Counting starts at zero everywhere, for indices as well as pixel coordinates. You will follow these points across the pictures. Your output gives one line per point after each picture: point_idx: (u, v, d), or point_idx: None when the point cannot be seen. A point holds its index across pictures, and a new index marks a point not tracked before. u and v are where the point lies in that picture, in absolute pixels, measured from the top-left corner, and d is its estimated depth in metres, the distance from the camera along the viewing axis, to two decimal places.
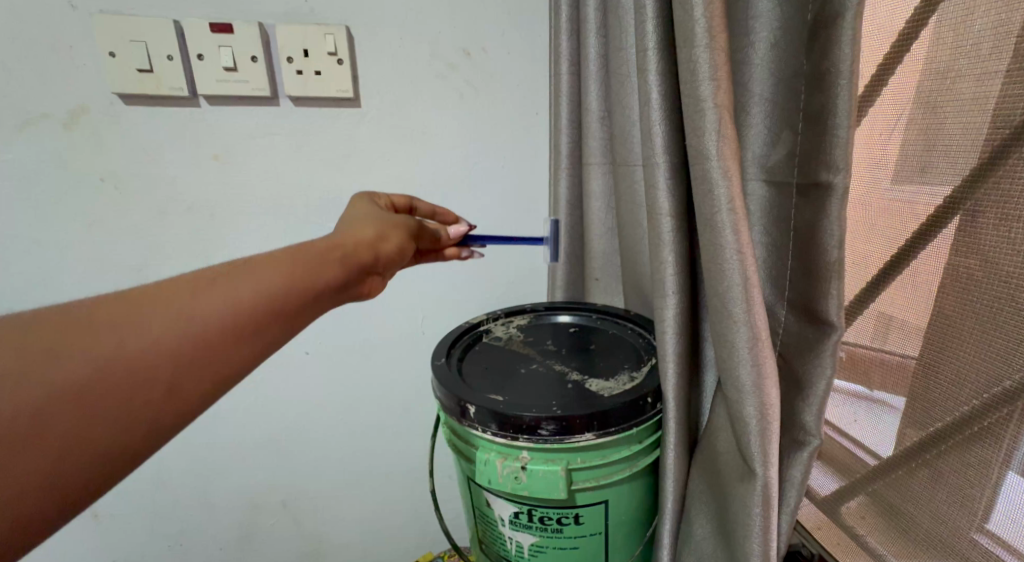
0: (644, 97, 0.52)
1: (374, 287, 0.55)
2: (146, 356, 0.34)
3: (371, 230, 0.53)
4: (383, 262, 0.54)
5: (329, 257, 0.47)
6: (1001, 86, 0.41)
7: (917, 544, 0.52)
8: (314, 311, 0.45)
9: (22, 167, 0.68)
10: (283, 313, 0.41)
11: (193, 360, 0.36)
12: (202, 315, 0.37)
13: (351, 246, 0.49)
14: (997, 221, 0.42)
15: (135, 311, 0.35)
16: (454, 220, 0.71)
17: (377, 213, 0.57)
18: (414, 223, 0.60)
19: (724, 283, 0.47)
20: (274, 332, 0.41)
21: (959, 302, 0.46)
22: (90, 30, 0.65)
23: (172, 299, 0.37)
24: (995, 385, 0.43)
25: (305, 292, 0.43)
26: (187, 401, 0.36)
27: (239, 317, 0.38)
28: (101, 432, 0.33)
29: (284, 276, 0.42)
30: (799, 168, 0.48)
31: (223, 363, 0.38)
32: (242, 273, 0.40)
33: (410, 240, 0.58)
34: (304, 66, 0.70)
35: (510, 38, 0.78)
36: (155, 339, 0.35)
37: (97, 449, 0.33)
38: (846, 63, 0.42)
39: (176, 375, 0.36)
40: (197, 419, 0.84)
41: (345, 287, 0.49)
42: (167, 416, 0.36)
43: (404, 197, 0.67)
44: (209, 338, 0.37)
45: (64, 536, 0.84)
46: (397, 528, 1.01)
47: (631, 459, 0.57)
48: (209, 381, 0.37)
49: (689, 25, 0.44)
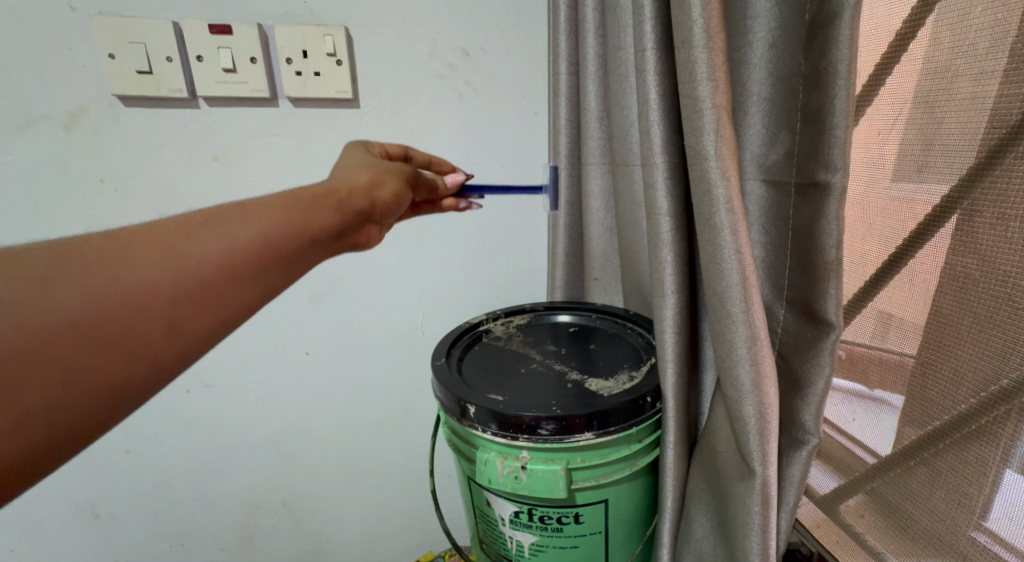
0: (643, 97, 0.52)
1: (372, 237, 0.52)
2: (141, 295, 0.34)
3: (364, 177, 0.51)
4: (381, 209, 0.52)
5: (328, 202, 0.45)
6: (999, 86, 0.41)
7: (915, 542, 0.52)
8: (317, 257, 0.44)
9: (22, 168, 0.68)
10: (283, 257, 0.40)
11: (190, 300, 0.35)
12: (199, 254, 0.36)
13: (348, 192, 0.48)
14: (994, 221, 0.42)
15: (127, 248, 0.34)
16: (451, 170, 0.70)
17: (371, 160, 0.56)
18: (409, 170, 0.58)
19: (723, 283, 0.48)
20: (273, 276, 0.39)
21: (957, 301, 0.46)
22: (89, 32, 0.65)
23: (165, 237, 0.36)
24: (992, 384, 0.44)
25: (307, 236, 0.41)
26: (187, 342, 0.36)
27: (236, 258, 0.37)
28: (101, 368, 0.33)
29: (283, 218, 0.40)
30: (797, 167, 0.48)
31: (223, 303, 0.37)
32: (239, 212, 0.39)
33: (405, 186, 0.56)
34: (304, 67, 0.71)
35: (509, 38, 0.78)
36: (149, 275, 0.34)
37: (99, 384, 0.33)
38: (844, 63, 0.42)
39: (174, 315, 0.35)
40: (197, 419, 0.84)
41: (344, 235, 0.47)
42: (168, 356, 0.35)
43: (398, 146, 0.66)
44: (206, 278, 0.36)
45: (65, 536, 0.85)
46: (397, 528, 1.02)
47: (631, 459, 0.57)
48: (208, 322, 0.36)
49: (687, 25, 0.44)
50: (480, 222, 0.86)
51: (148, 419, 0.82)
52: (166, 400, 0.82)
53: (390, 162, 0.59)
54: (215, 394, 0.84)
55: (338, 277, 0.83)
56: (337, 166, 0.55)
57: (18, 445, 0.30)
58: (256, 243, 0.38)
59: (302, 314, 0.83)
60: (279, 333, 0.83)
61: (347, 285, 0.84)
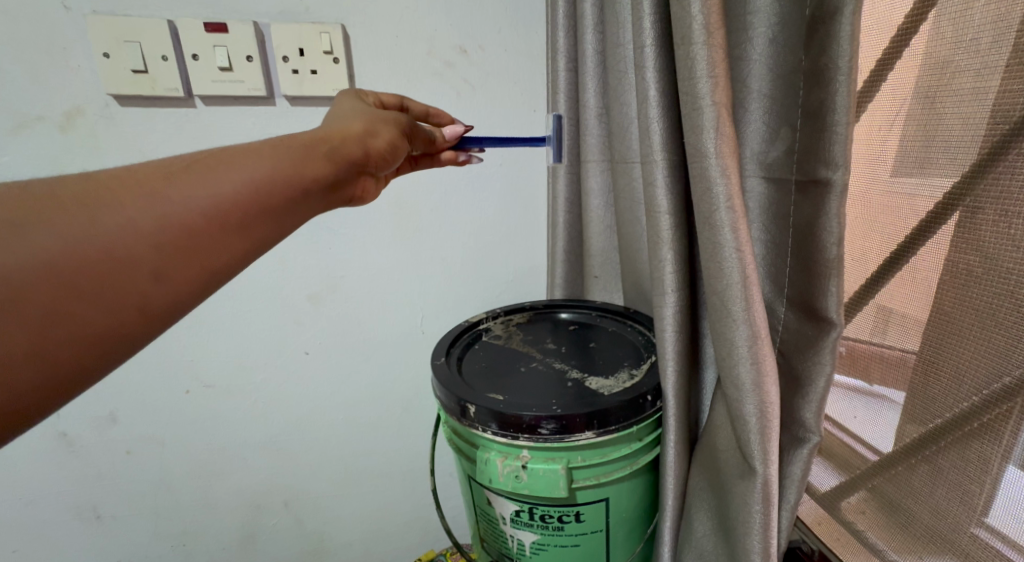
0: (642, 94, 0.51)
1: (367, 190, 0.54)
2: (126, 241, 0.34)
3: (358, 124, 0.51)
4: (375, 160, 0.52)
5: (318, 151, 0.45)
6: (1002, 81, 0.41)
7: (916, 539, 0.52)
8: (309, 208, 0.44)
9: (18, 168, 0.68)
10: (270, 206, 0.40)
11: (176, 249, 0.36)
12: (184, 201, 0.36)
13: (337, 140, 0.48)
14: (996, 217, 0.42)
15: (109, 193, 0.34)
16: (450, 122, 0.70)
17: (366, 108, 0.55)
18: (406, 120, 0.58)
19: (723, 281, 0.47)
20: (260, 227, 0.40)
21: (959, 299, 0.46)
22: (84, 31, 0.65)
23: (148, 184, 0.36)
24: (995, 381, 0.43)
25: (299, 187, 0.42)
26: (177, 290, 0.36)
27: (224, 207, 0.37)
28: (88, 313, 0.33)
29: (272, 167, 0.40)
30: (797, 164, 0.48)
31: (210, 254, 0.37)
32: (224, 159, 0.39)
33: (402, 137, 0.56)
34: (300, 66, 0.70)
35: (507, 35, 0.78)
36: (132, 221, 0.34)
37: (87, 329, 0.33)
38: (845, 58, 0.41)
39: (161, 262, 0.35)
40: (196, 420, 0.84)
41: (337, 184, 0.47)
42: (158, 304, 0.36)
43: (394, 97, 0.65)
44: (193, 226, 0.36)
45: (66, 537, 0.85)
46: (398, 527, 1.02)
47: (631, 458, 0.57)
48: (196, 271, 0.37)
49: (687, 21, 0.44)
50: (479, 220, 0.86)
51: (147, 420, 0.81)
52: (166, 401, 0.81)
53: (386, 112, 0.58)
54: (214, 394, 0.83)
55: (337, 275, 0.83)
56: (329, 114, 0.54)
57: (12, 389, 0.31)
58: (242, 191, 0.38)
59: (301, 313, 0.83)
60: (278, 332, 0.83)
61: (346, 284, 0.83)
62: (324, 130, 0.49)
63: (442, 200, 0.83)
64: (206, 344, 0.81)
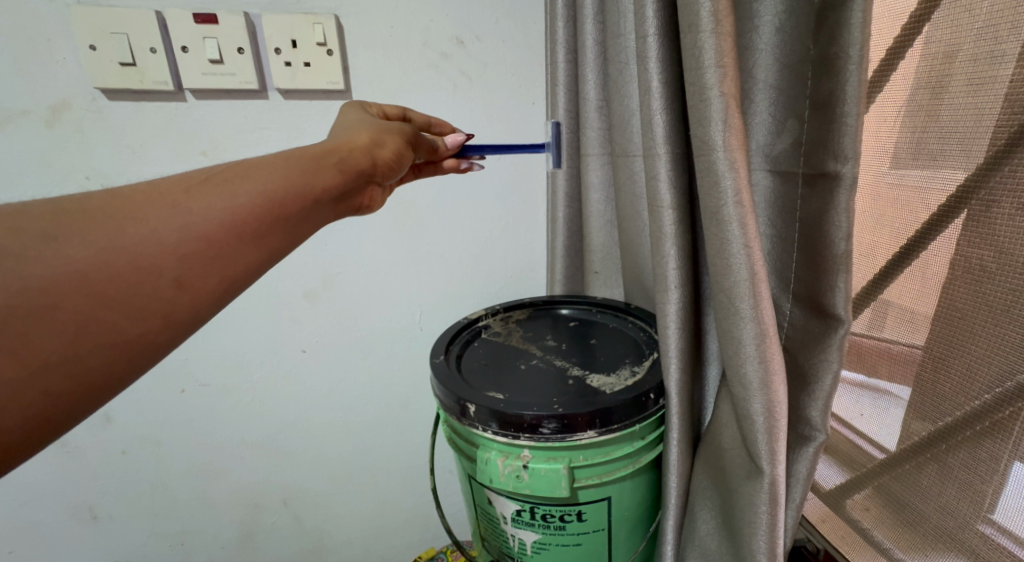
0: (644, 86, 0.50)
1: (374, 198, 0.53)
2: (148, 252, 0.33)
3: (364, 135, 0.50)
4: (382, 170, 0.51)
5: (328, 161, 0.44)
6: (1013, 71, 0.39)
7: (921, 536, 0.51)
8: (319, 218, 0.43)
9: (3, 164, 0.66)
10: (284, 217, 0.39)
11: (196, 257, 0.35)
12: (203, 211, 0.35)
13: (346, 150, 0.47)
14: (1011, 212, 0.41)
15: (129, 205, 0.34)
16: (452, 130, 0.68)
17: (369, 118, 0.54)
18: (409, 129, 0.56)
19: (730, 278, 0.46)
20: (277, 236, 0.39)
21: (971, 296, 0.44)
22: (69, 23, 0.63)
23: (165, 195, 0.35)
24: (1006, 380, 0.42)
25: (309, 197, 0.41)
26: (197, 300, 0.35)
27: (241, 217, 0.37)
28: (111, 321, 0.32)
29: (283, 177, 0.40)
30: (805, 157, 0.47)
31: (231, 263, 0.36)
32: (240, 171, 0.38)
33: (407, 146, 0.55)
34: (293, 58, 0.68)
35: (504, 26, 0.76)
36: (154, 231, 0.34)
37: (109, 336, 0.32)
38: (856, 47, 0.40)
39: (183, 271, 0.34)
40: (192, 419, 0.83)
41: (344, 195, 0.46)
42: (179, 314, 0.35)
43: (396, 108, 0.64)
44: (212, 236, 0.35)
45: (61, 538, 0.84)
46: (398, 524, 1.01)
47: (633, 455, 0.56)
48: (216, 280, 0.36)
49: (694, 9, 0.42)
50: (478, 213, 0.85)
51: (142, 420, 0.80)
52: (161, 401, 0.80)
53: (389, 121, 0.57)
54: (210, 394, 0.82)
55: (334, 273, 0.81)
56: (334, 126, 0.53)
57: (36, 395, 0.30)
58: (258, 201, 0.38)
59: (297, 312, 0.82)
60: (275, 331, 0.82)
61: (343, 281, 0.82)
62: (330, 140, 0.48)
63: (440, 195, 0.82)
64: (199, 343, 0.79)
